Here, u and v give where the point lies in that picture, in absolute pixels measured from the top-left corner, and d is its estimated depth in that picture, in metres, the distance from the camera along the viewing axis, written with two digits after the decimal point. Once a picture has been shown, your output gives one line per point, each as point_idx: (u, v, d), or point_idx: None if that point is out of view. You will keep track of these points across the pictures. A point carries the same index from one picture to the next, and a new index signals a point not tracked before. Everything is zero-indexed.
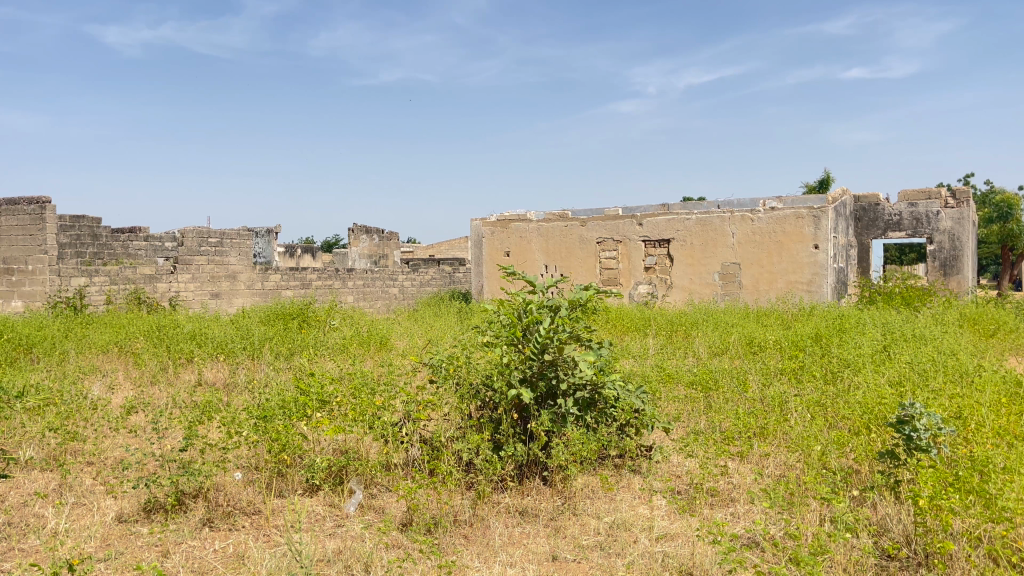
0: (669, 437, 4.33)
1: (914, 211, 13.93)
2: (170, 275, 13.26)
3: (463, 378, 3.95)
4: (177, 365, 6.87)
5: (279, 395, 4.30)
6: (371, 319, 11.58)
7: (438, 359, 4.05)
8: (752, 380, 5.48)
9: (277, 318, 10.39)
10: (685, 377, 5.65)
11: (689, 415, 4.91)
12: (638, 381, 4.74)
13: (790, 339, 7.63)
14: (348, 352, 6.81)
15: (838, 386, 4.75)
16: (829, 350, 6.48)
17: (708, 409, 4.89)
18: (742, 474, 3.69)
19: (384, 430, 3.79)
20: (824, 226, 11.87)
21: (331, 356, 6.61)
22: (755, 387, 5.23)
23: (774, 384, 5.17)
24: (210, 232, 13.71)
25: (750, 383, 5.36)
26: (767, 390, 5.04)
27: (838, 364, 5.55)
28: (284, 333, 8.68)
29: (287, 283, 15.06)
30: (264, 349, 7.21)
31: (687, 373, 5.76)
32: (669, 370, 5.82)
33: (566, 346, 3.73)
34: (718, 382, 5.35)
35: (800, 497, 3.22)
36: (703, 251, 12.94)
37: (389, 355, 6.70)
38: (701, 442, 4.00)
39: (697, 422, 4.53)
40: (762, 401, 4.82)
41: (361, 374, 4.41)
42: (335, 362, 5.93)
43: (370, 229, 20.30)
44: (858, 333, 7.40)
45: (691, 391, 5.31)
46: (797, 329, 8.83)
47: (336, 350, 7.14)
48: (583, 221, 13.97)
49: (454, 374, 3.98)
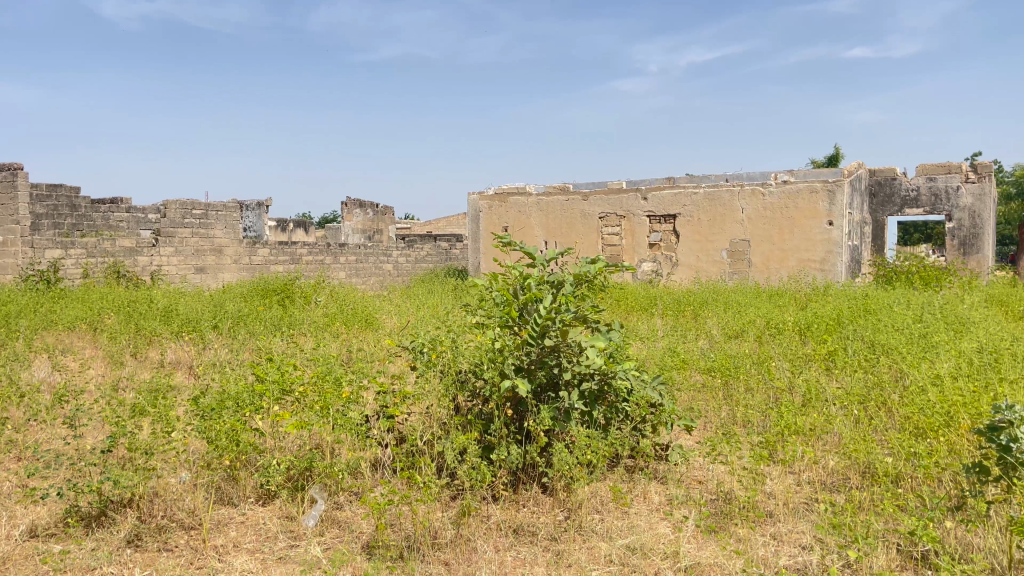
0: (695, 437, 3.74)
1: (933, 186, 13.26)
2: (152, 248, 12.56)
3: (450, 365, 3.33)
4: (141, 343, 6.24)
5: (234, 382, 3.68)
6: (361, 296, 10.92)
7: (419, 342, 3.44)
8: (781, 369, 4.87)
9: (258, 295, 9.75)
10: (703, 372, 5.06)
11: (708, 404, 4.35)
12: (658, 371, 4.15)
13: (813, 321, 7.02)
14: (327, 334, 6.21)
15: (888, 383, 4.17)
16: (858, 332, 5.92)
17: (731, 399, 4.33)
18: (783, 486, 3.10)
19: (353, 428, 3.17)
20: (839, 201, 11.25)
21: (306, 339, 6.00)
22: (785, 380, 4.65)
23: (806, 373, 4.63)
24: (194, 203, 13.07)
25: (777, 371, 4.82)
26: (798, 379, 4.51)
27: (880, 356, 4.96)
28: (263, 310, 8.06)
29: (276, 257, 14.43)
30: (239, 328, 6.60)
31: (706, 359, 5.17)
32: (685, 358, 5.24)
33: (571, 329, 3.12)
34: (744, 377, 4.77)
35: (866, 524, 2.59)
36: (710, 227, 12.31)
37: (374, 336, 6.10)
38: (731, 444, 3.38)
39: (727, 419, 3.95)
40: (797, 392, 4.24)
41: (329, 359, 3.79)
42: (311, 345, 5.31)
43: (363, 202, 19.62)
44: (886, 314, 6.85)
45: (709, 378, 4.78)
46: (817, 309, 8.23)
47: (315, 331, 6.54)
48: (584, 195, 13.29)
49: (439, 360, 3.37)
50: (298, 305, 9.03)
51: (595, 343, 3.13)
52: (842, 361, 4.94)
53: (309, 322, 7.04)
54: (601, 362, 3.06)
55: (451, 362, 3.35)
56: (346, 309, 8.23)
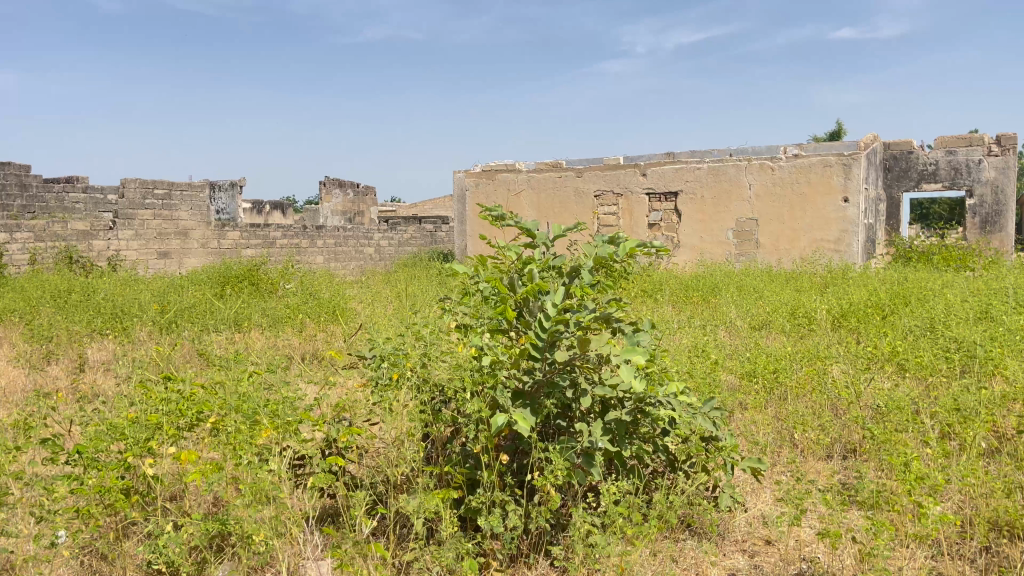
0: (761, 486, 2.79)
1: (952, 159, 12.36)
2: (109, 231, 11.46)
3: (422, 380, 2.34)
4: (61, 344, 5.20)
5: (128, 402, 2.68)
6: (337, 284, 9.89)
7: (376, 352, 2.47)
8: (842, 378, 3.93)
9: (219, 283, 8.74)
10: (742, 388, 4.08)
11: (761, 433, 3.41)
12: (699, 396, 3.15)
13: (848, 313, 6.11)
14: (283, 347, 5.20)
15: (1000, 405, 3.22)
16: (916, 327, 4.99)
17: (791, 429, 3.40)
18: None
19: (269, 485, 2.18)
20: (856, 175, 10.34)
21: (259, 343, 5.00)
22: (854, 404, 3.68)
23: (878, 387, 3.70)
24: (155, 182, 11.96)
25: (838, 382, 3.88)
26: (873, 396, 3.58)
27: (961, 368, 4.04)
28: (220, 302, 7.04)
29: (247, 240, 13.35)
30: (181, 326, 5.58)
31: (744, 371, 4.18)
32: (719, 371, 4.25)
33: (595, 336, 2.17)
34: (798, 403, 3.81)
35: None
36: (715, 205, 11.34)
37: (344, 337, 5.10)
38: (827, 493, 2.40)
39: (801, 469, 2.98)
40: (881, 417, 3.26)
41: (260, 370, 2.79)
42: (256, 352, 4.29)
43: (343, 182, 18.53)
44: (934, 303, 5.94)
45: (752, 396, 3.84)
46: (849, 295, 7.32)
47: (273, 339, 5.53)
48: (578, 171, 12.25)
49: (406, 372, 2.37)
50: (261, 297, 8.01)
51: (632, 357, 2.18)
52: (917, 373, 3.99)
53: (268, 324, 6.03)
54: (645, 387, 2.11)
55: (421, 374, 2.35)
56: (316, 299, 7.21)
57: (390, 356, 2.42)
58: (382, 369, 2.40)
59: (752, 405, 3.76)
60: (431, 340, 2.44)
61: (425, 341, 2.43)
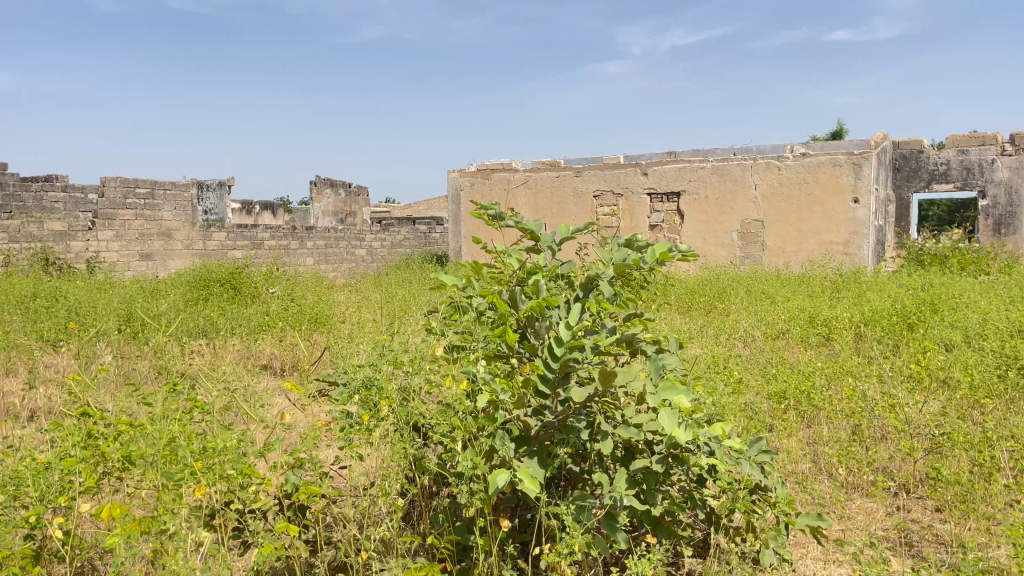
0: (813, 544, 2.37)
1: (964, 159, 11.93)
2: (88, 231, 10.92)
3: (401, 419, 1.89)
4: (12, 359, 4.70)
5: (50, 437, 2.20)
6: (326, 288, 9.39)
7: (349, 377, 1.99)
8: (887, 402, 3.47)
9: (198, 287, 8.23)
10: (770, 412, 3.61)
11: (802, 478, 2.96)
12: (731, 433, 2.68)
13: (871, 323, 5.66)
14: (257, 370, 4.71)
15: None
16: (956, 341, 4.53)
17: (838, 482, 2.97)
18: None
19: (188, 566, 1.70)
20: (867, 175, 9.91)
21: (229, 362, 4.50)
22: (907, 439, 3.22)
23: (928, 416, 3.25)
24: (137, 181, 11.45)
25: (882, 409, 3.42)
26: (927, 431, 3.13)
27: (1014, 389, 3.60)
28: (196, 309, 6.54)
29: (233, 242, 12.84)
30: (148, 337, 5.07)
31: (772, 393, 3.71)
32: (743, 391, 3.79)
33: (623, 369, 1.72)
34: (836, 433, 3.34)
35: None
36: (719, 206, 10.88)
37: (326, 354, 4.62)
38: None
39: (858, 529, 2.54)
40: (936, 453, 3.03)
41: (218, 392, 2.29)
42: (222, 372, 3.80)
43: (334, 182, 18.03)
44: (966, 314, 5.49)
45: (786, 425, 3.38)
46: (871, 301, 6.85)
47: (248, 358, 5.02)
48: (577, 170, 11.77)
49: (381, 408, 1.91)
50: (243, 302, 7.51)
51: (672, 396, 1.74)
52: (971, 400, 3.51)
53: (243, 339, 5.52)
54: (690, 435, 1.66)
55: (400, 412, 1.89)
56: (301, 305, 6.72)
57: (362, 386, 1.96)
58: (352, 403, 1.94)
59: (787, 434, 3.30)
60: (413, 366, 1.98)
61: (406, 368, 1.97)
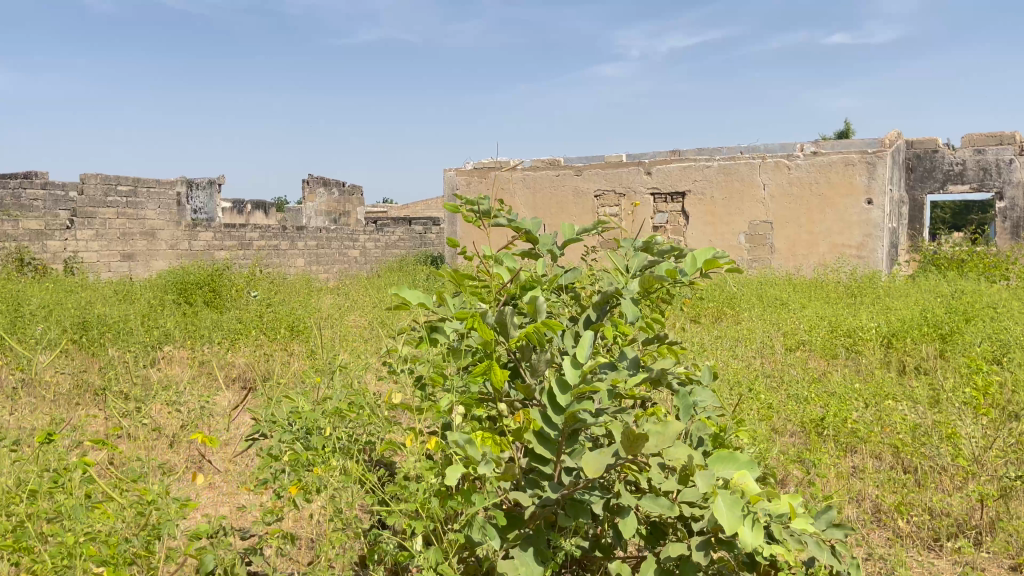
0: None
1: (981, 158, 11.42)
2: (66, 230, 10.35)
3: (343, 477, 1.66)
4: None
5: None
6: (314, 292, 8.84)
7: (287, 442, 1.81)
8: (943, 436, 2.98)
9: (177, 291, 7.69)
10: (808, 445, 3.13)
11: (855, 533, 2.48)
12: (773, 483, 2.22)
13: (903, 337, 5.13)
14: (221, 391, 4.19)
15: None
16: (1010, 359, 4.00)
17: (897, 540, 2.49)
18: None
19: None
20: (881, 174, 9.41)
21: (187, 382, 3.98)
22: (975, 481, 2.76)
23: (996, 457, 2.76)
24: (118, 178, 10.89)
25: (937, 445, 2.93)
26: (999, 477, 2.64)
27: None
28: (166, 315, 6.00)
29: (220, 242, 12.32)
30: (104, 348, 4.53)
31: (810, 424, 3.22)
32: (773, 422, 3.28)
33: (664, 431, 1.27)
34: (885, 472, 2.88)
35: None
36: (726, 207, 10.37)
37: (301, 374, 4.09)
38: None
39: None
40: (1007, 501, 2.59)
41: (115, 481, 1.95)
42: (171, 396, 3.28)
43: (328, 181, 17.50)
44: (1009, 326, 4.96)
45: (828, 466, 2.88)
46: (898, 309, 6.33)
47: (213, 378, 4.49)
48: (577, 170, 11.27)
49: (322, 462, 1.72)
50: (221, 308, 6.98)
51: (729, 471, 1.30)
52: None
53: (213, 351, 4.99)
54: (758, 532, 1.21)
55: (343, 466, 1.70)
56: (278, 310, 6.16)
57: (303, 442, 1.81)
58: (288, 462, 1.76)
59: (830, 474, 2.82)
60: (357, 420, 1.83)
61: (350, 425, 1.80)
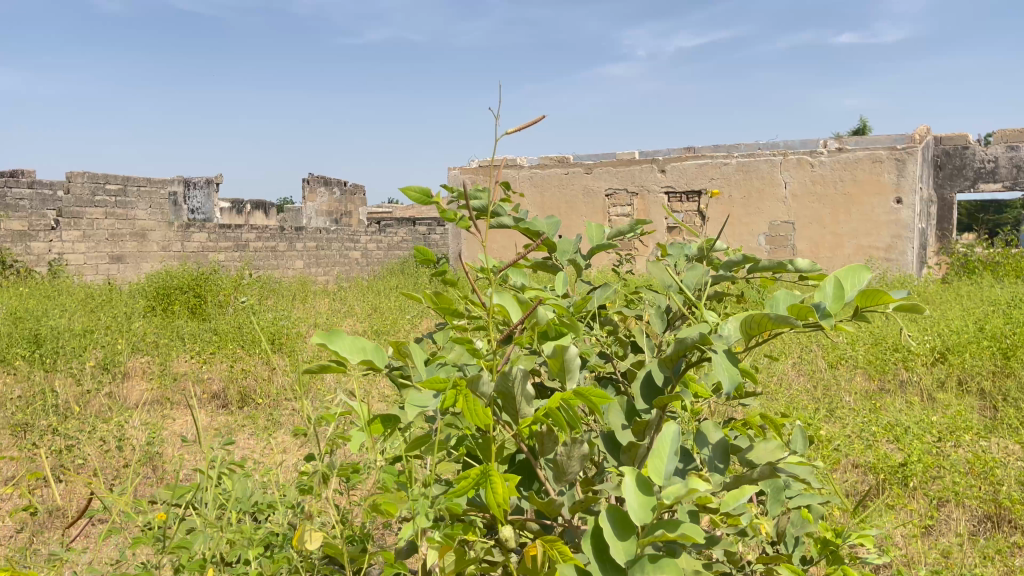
0: None
1: (1014, 155, 10.82)
2: (51, 231, 9.78)
3: None
4: None
5: None
6: (309, 297, 8.26)
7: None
8: None
9: (159, 298, 7.10)
10: (880, 499, 2.54)
11: None
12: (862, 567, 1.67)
13: (964, 352, 4.51)
14: (183, 421, 3.60)
15: None
16: None
17: None
18: None
19: None
20: (911, 172, 8.81)
21: (137, 411, 3.40)
22: None
23: None
24: (107, 175, 10.31)
25: None
26: None
27: None
28: (138, 325, 5.40)
29: (215, 243, 11.75)
30: (51, 369, 3.94)
31: (886, 474, 2.64)
32: (835, 466, 2.72)
33: None
34: (986, 537, 2.30)
35: None
36: (745, 207, 9.76)
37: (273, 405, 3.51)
38: None
39: None
40: None
41: None
42: (106, 434, 2.71)
43: (329, 180, 16.93)
44: None
45: (916, 528, 2.29)
46: (947, 319, 5.71)
47: (178, 403, 3.90)
48: (587, 168, 10.69)
49: None
50: (204, 316, 6.39)
51: None
52: None
53: (180, 369, 4.39)
54: None
55: None
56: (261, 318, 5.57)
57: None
58: None
59: (919, 542, 2.23)
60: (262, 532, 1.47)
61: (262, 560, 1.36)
